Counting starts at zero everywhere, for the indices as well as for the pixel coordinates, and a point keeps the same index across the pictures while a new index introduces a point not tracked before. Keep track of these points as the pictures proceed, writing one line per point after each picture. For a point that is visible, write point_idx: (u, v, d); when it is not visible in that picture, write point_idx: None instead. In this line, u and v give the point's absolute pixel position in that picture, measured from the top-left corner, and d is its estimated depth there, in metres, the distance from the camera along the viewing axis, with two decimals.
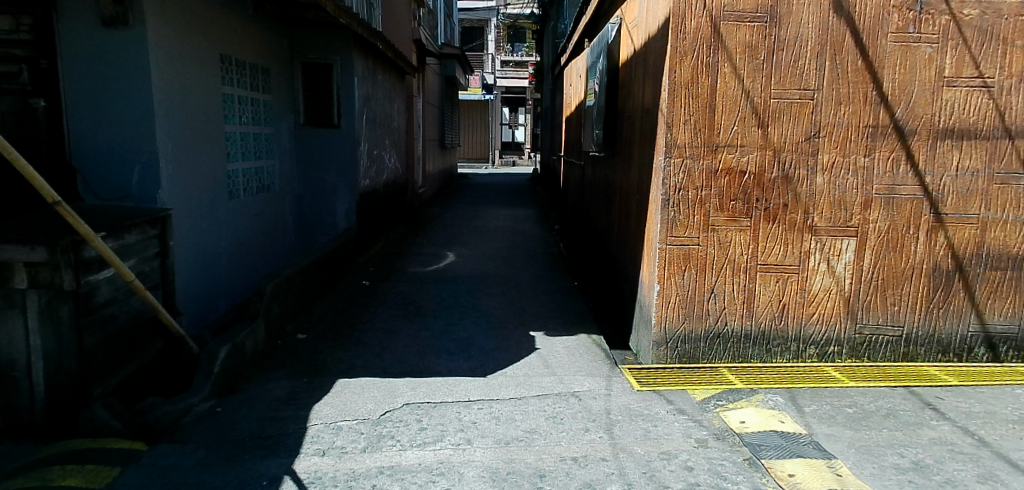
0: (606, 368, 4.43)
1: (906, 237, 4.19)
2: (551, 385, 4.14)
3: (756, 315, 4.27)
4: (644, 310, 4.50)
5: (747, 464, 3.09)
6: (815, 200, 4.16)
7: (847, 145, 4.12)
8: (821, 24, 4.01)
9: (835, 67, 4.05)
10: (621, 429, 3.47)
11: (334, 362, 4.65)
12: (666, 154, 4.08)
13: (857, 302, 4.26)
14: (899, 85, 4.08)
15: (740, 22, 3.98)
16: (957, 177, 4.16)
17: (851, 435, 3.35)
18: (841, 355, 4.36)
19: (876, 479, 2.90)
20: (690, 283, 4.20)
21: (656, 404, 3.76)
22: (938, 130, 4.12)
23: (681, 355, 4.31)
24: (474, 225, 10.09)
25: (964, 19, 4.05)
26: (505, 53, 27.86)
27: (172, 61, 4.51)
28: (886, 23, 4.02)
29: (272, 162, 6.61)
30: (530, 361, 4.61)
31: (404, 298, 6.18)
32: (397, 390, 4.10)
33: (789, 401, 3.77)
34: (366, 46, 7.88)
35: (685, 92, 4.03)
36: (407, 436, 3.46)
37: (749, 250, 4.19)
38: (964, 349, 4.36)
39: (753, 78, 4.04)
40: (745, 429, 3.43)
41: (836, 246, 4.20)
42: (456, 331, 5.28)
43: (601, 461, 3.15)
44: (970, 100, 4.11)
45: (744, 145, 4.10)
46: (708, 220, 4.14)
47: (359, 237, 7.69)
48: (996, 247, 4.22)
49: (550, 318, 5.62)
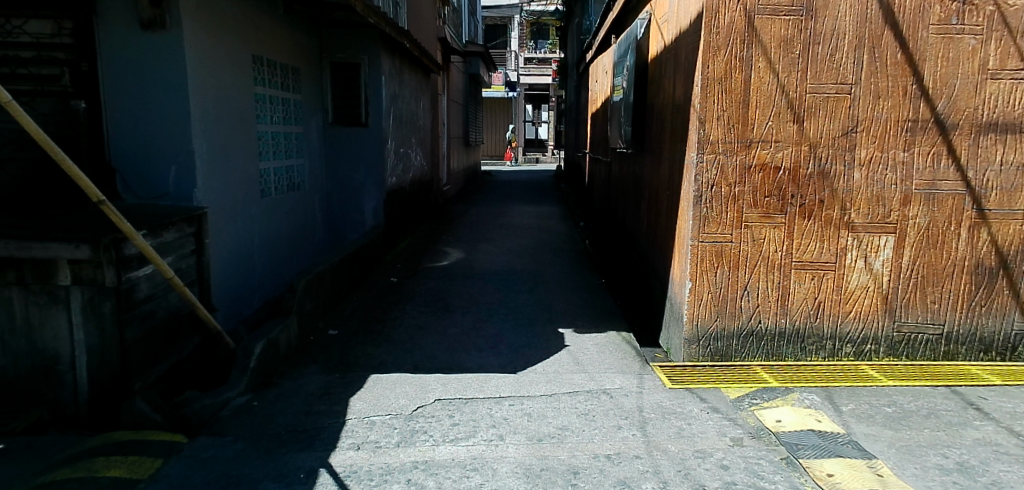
0: (637, 366, 4.42)
1: (947, 234, 4.12)
2: (582, 382, 4.14)
3: (791, 312, 4.23)
4: (675, 307, 4.50)
5: (784, 463, 3.06)
6: (852, 196, 4.10)
7: (886, 140, 4.05)
8: (858, 18, 3.95)
9: (873, 60, 3.99)
10: (654, 427, 3.46)
11: (366, 357, 4.70)
12: (698, 150, 4.06)
13: (894, 299, 4.19)
14: (940, 78, 3.99)
15: (775, 16, 3.94)
16: (1001, 172, 4.07)
17: (890, 435, 3.30)
18: (878, 354, 4.29)
19: (918, 480, 2.86)
20: (723, 280, 4.17)
21: (688, 402, 3.75)
22: (981, 125, 4.03)
23: (713, 352, 4.28)
24: (499, 222, 10.11)
25: (1009, 10, 3.95)
26: (529, 49, 27.82)
27: (207, 62, 4.59)
28: (928, 15, 3.94)
29: (302, 161, 6.69)
30: (560, 358, 4.61)
31: (432, 295, 6.21)
32: (429, 386, 4.14)
33: (826, 400, 3.73)
34: (393, 44, 7.93)
35: (719, 88, 4.00)
36: (441, 432, 3.49)
37: (783, 246, 4.15)
38: (1008, 348, 4.26)
39: (789, 72, 4.00)
40: (781, 428, 3.40)
41: (873, 243, 4.13)
42: (485, 328, 5.30)
43: (635, 459, 3.15)
44: (1015, 93, 4.01)
45: (779, 141, 4.06)
46: (741, 216, 4.12)
47: (387, 234, 7.76)
48: None
49: (579, 315, 5.61)
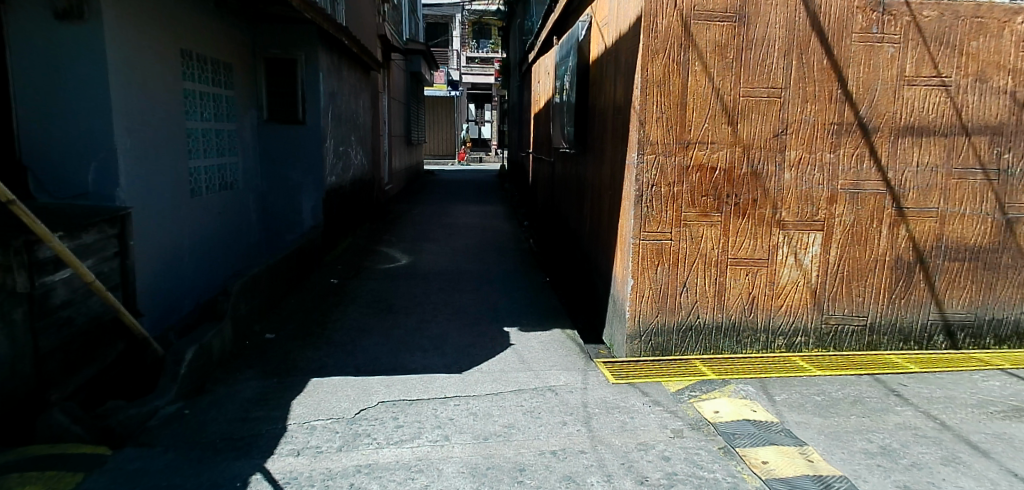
0: (581, 362, 4.47)
1: (870, 231, 4.36)
2: (527, 380, 4.16)
3: (727, 307, 4.37)
4: (617, 304, 4.59)
5: (723, 452, 3.16)
6: (783, 196, 4.28)
7: (813, 142, 4.25)
8: (787, 25, 4.13)
9: (802, 66, 4.18)
10: (598, 422, 3.51)
11: (306, 361, 4.57)
12: (639, 151, 4.15)
13: (822, 293, 4.41)
14: (863, 84, 4.22)
15: (710, 21, 4.07)
16: (917, 173, 4.33)
17: (820, 422, 3.47)
18: (808, 346, 4.50)
19: (846, 464, 3.01)
20: (663, 277, 4.28)
21: (631, 396, 3.82)
22: (899, 128, 4.29)
23: (654, 347, 4.39)
24: (443, 221, 10.03)
25: (923, 20, 4.21)
26: (471, 49, 27.78)
27: (130, 56, 4.35)
28: (851, 24, 4.16)
29: (235, 159, 6.43)
30: (506, 357, 4.61)
31: (374, 296, 6.10)
32: (371, 389, 4.06)
33: (760, 390, 3.88)
34: (331, 40, 7.74)
35: (658, 90, 4.11)
36: (384, 434, 3.42)
37: (720, 244, 4.29)
38: (925, 337, 4.54)
39: (723, 76, 4.14)
40: (719, 419, 3.51)
41: (802, 240, 4.33)
42: (430, 328, 5.24)
43: (580, 454, 3.18)
44: (929, 98, 4.28)
45: (715, 142, 4.20)
46: (680, 215, 4.24)
47: (326, 235, 7.57)
48: (954, 239, 4.40)
49: (523, 314, 5.63)
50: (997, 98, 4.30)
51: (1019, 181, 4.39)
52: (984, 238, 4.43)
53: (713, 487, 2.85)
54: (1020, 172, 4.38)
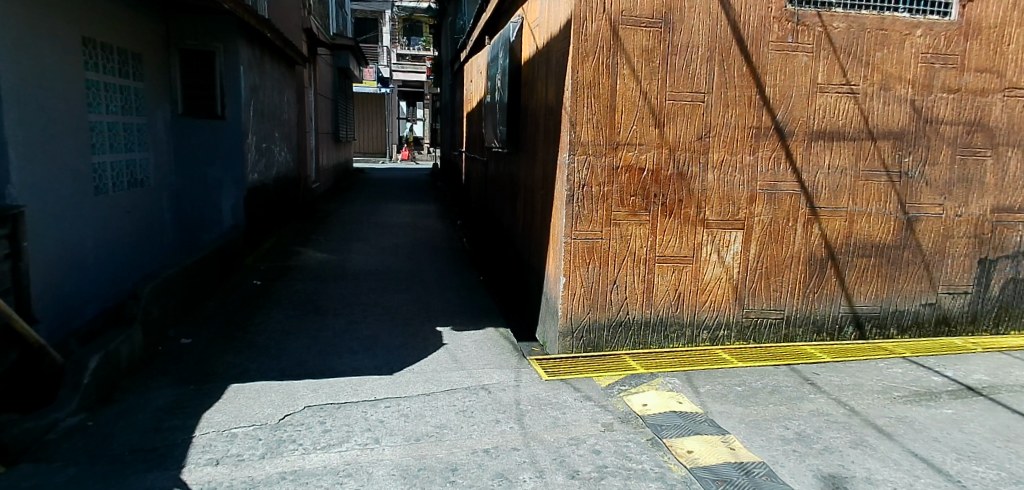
0: (514, 360, 4.49)
1: (786, 229, 4.60)
2: (460, 379, 4.13)
3: (655, 303, 4.51)
4: (549, 302, 4.64)
5: (650, 444, 3.25)
6: (707, 196, 4.46)
7: (735, 145, 4.45)
8: (710, 32, 4.30)
9: (724, 72, 4.36)
10: (531, 419, 3.53)
11: (226, 366, 4.36)
12: (570, 151, 4.22)
13: (743, 289, 4.62)
14: (779, 90, 4.46)
15: (638, 27, 4.19)
16: (829, 174, 4.62)
17: (741, 411, 3.63)
18: (730, 339, 4.70)
19: (764, 450, 3.16)
20: (594, 275, 4.37)
21: (563, 392, 3.87)
22: (812, 133, 4.55)
23: (585, 343, 4.47)
24: (372, 220, 9.84)
25: (834, 31, 4.48)
26: (401, 46, 27.39)
27: (22, 41, 4.01)
28: (768, 33, 4.39)
29: (146, 155, 6.05)
30: (438, 357, 4.57)
31: (300, 298, 5.90)
32: (297, 393, 3.92)
33: (686, 382, 4.02)
34: (253, 33, 7.42)
35: (588, 92, 4.19)
36: (311, 439, 3.31)
37: (648, 242, 4.42)
38: (835, 329, 4.84)
39: (650, 80, 4.27)
40: (647, 411, 3.61)
41: (725, 238, 4.52)
42: (359, 330, 5.12)
43: (513, 451, 3.19)
44: (839, 105, 4.56)
45: (643, 143, 4.32)
46: (610, 214, 4.34)
47: (247, 235, 7.25)
48: (861, 237, 4.72)
49: (455, 313, 5.60)
50: (898, 105, 4.64)
51: (918, 182, 4.75)
52: (887, 236, 4.76)
53: (641, 478, 2.93)
54: (919, 175, 4.74)
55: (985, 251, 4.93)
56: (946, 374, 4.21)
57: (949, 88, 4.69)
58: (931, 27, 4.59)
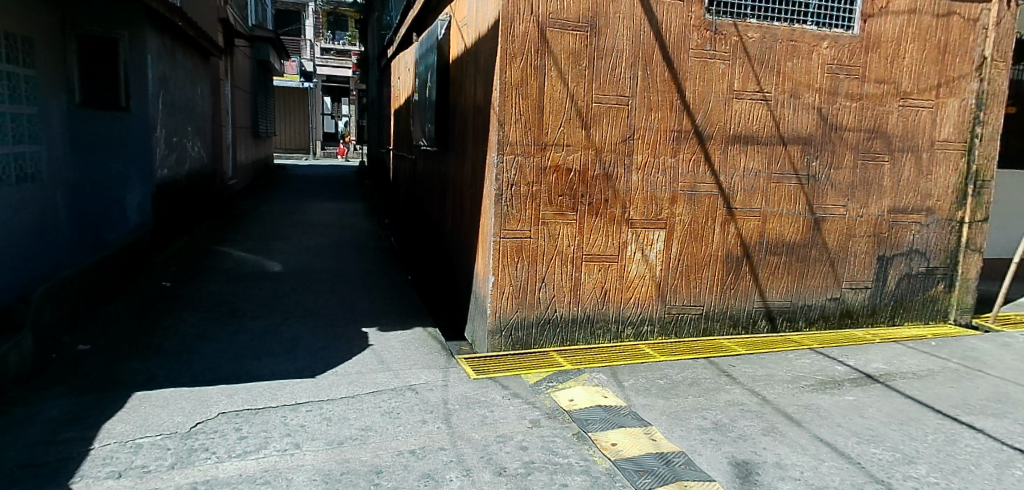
0: (442, 360, 4.45)
1: (705, 228, 4.80)
2: (386, 380, 4.05)
3: (582, 301, 4.59)
4: (478, 301, 4.64)
5: (576, 438, 3.30)
6: (632, 196, 4.59)
7: (657, 147, 4.60)
8: (633, 37, 4.43)
9: (647, 77, 4.50)
10: (458, 418, 3.51)
11: (131, 372, 4.09)
12: (499, 151, 4.24)
13: (665, 286, 4.78)
14: (698, 96, 4.65)
15: (564, 30, 4.26)
16: (744, 177, 4.85)
17: (662, 404, 3.75)
18: (653, 334, 4.85)
19: (684, 440, 3.28)
20: (522, 274, 4.40)
21: (491, 390, 3.87)
22: (729, 137, 4.77)
23: (514, 341, 4.49)
24: (294, 219, 9.51)
25: (748, 41, 4.72)
26: (326, 40, 26.64)
27: None
28: (688, 41, 4.56)
29: (38, 147, 5.56)
30: (363, 358, 4.46)
31: (215, 299, 5.62)
32: (211, 399, 3.72)
33: (611, 377, 4.12)
34: (162, 21, 7.02)
35: (516, 93, 4.22)
36: (225, 447, 3.15)
37: (575, 241, 4.49)
38: (750, 323, 5.09)
39: (577, 83, 4.35)
40: (574, 406, 3.66)
41: (648, 237, 4.66)
42: (280, 332, 4.93)
43: (439, 451, 3.16)
44: (753, 111, 4.80)
45: (570, 144, 4.39)
46: (538, 214, 4.38)
47: (156, 234, 6.84)
48: (773, 236, 4.99)
49: (382, 313, 5.49)
50: (806, 112, 4.94)
51: (824, 185, 5.07)
52: (796, 235, 5.05)
53: (567, 472, 2.97)
54: (825, 178, 5.06)
55: (883, 249, 5.31)
56: (849, 364, 4.51)
57: (851, 97, 5.03)
58: (835, 40, 4.91)
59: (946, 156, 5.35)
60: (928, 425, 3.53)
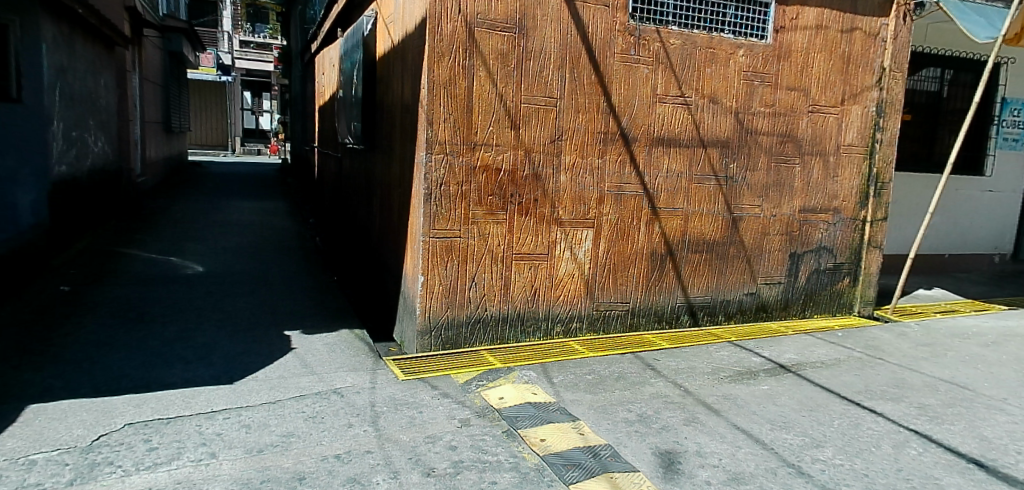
0: (369, 362, 4.35)
1: (631, 228, 4.92)
2: (309, 384, 3.92)
3: (512, 300, 4.61)
4: (407, 301, 4.57)
5: (505, 436, 3.30)
6: (560, 196, 4.64)
7: (584, 148, 4.67)
8: (560, 39, 4.48)
9: (574, 79, 4.57)
10: (385, 420, 3.44)
11: (24, 384, 3.77)
12: (427, 150, 4.19)
13: (593, 284, 4.86)
14: (624, 99, 4.76)
15: (492, 30, 4.26)
16: (667, 178, 5.00)
17: (590, 399, 3.81)
18: (581, 331, 4.92)
19: (611, 433, 3.34)
20: (452, 274, 4.37)
21: (420, 391, 3.81)
22: (653, 139, 4.91)
23: (444, 341, 4.45)
24: (210, 219, 9.07)
25: (670, 47, 4.87)
26: (245, 33, 25.59)
27: None
28: (613, 45, 4.66)
29: None
30: (285, 362, 4.30)
31: (122, 304, 5.27)
32: (116, 410, 3.49)
33: (540, 374, 4.14)
34: (59, 6, 6.53)
35: (444, 92, 4.19)
36: (132, 460, 2.96)
37: (505, 240, 4.50)
38: (673, 318, 5.26)
39: (506, 83, 4.36)
40: (503, 404, 3.67)
41: (576, 236, 4.73)
42: (194, 337, 4.68)
43: (366, 454, 3.08)
44: (675, 114, 4.96)
45: (499, 144, 4.39)
46: (467, 213, 4.36)
47: (53, 234, 6.35)
48: (695, 234, 5.17)
49: (306, 316, 5.32)
50: (725, 117, 5.15)
51: (741, 186, 5.30)
52: (716, 234, 5.26)
53: (496, 470, 2.96)
54: (742, 179, 5.30)
55: (795, 247, 5.61)
56: (764, 355, 4.73)
57: (765, 103, 5.28)
58: (751, 48, 5.14)
59: (850, 160, 5.71)
60: (835, 410, 3.75)
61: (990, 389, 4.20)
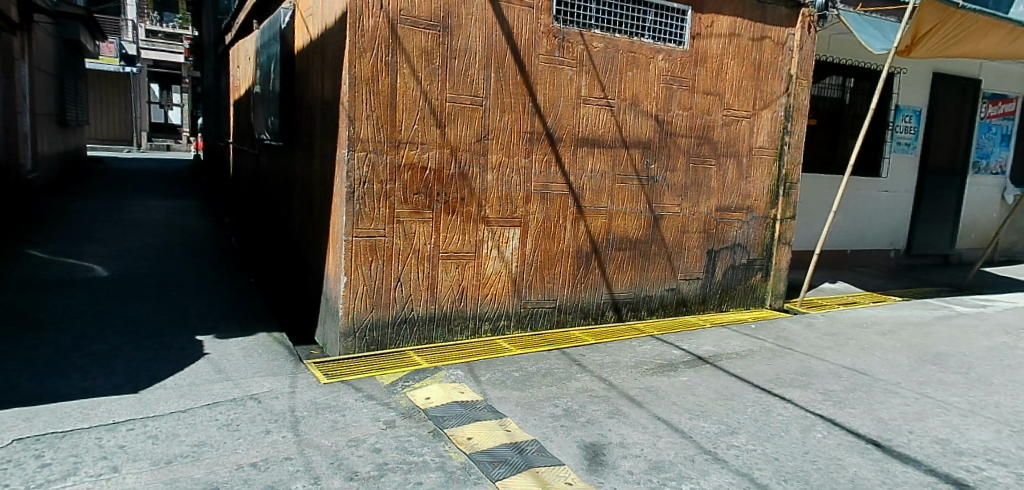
0: (289, 366, 4.19)
1: (558, 226, 4.98)
2: (224, 391, 3.74)
3: (439, 299, 4.56)
4: (330, 303, 4.44)
5: (431, 436, 3.27)
6: (487, 195, 4.64)
7: (510, 148, 4.69)
8: (485, 38, 4.48)
9: (499, 79, 4.58)
10: (306, 425, 3.32)
11: None
12: (349, 147, 4.09)
13: (521, 282, 4.89)
14: (549, 100, 4.81)
15: (416, 28, 4.21)
16: (591, 177, 5.10)
17: (517, 395, 3.82)
18: (509, 329, 4.93)
19: (537, 429, 3.37)
20: (376, 273, 4.28)
21: (343, 394, 3.71)
22: (578, 139, 4.99)
23: (369, 342, 4.36)
24: (114, 218, 8.49)
25: (593, 50, 4.97)
26: (151, 22, 24.00)
27: None
28: (538, 46, 4.71)
29: None
30: (198, 368, 4.09)
31: (9, 310, 4.84)
32: (3, 425, 3.20)
33: (468, 373, 4.12)
34: None
35: (367, 89, 4.10)
36: (21, 478, 2.72)
37: (431, 239, 4.45)
38: (598, 314, 5.36)
39: (431, 81, 4.31)
40: (429, 404, 3.62)
41: (504, 234, 4.74)
42: (95, 345, 4.37)
43: (285, 461, 2.97)
44: (598, 115, 5.06)
45: (424, 143, 4.34)
46: (393, 212, 4.29)
47: None
48: (619, 233, 5.30)
49: (220, 320, 5.07)
50: (645, 119, 5.30)
51: (661, 186, 5.47)
52: (639, 232, 5.40)
53: (421, 470, 2.92)
54: (662, 179, 5.47)
55: (712, 244, 5.85)
56: (684, 348, 4.90)
57: (683, 106, 5.47)
58: (669, 54, 5.31)
59: (761, 161, 6.01)
60: (749, 398, 3.93)
61: (885, 374, 4.52)
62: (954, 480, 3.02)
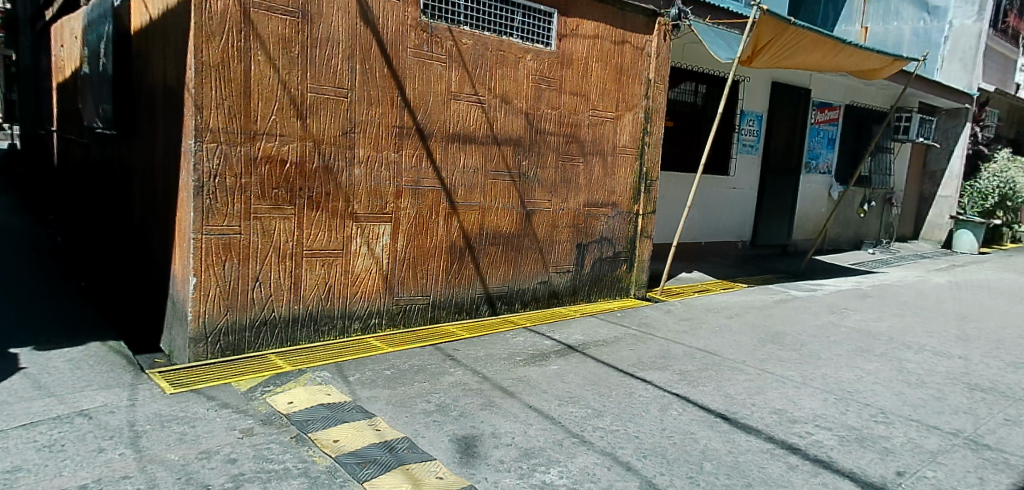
0: (128, 377, 3.80)
1: (430, 221, 4.93)
2: (45, 408, 3.31)
3: (304, 298, 4.35)
4: (178, 306, 4.08)
5: (294, 441, 3.10)
6: (354, 190, 4.48)
7: (379, 142, 4.57)
8: (349, 29, 4.33)
9: (365, 71, 4.44)
10: (148, 439, 3.02)
11: None
12: (197, 137, 3.78)
13: (392, 279, 4.78)
14: (418, 94, 4.74)
15: (271, 13, 3.97)
16: (463, 173, 5.09)
17: (388, 393, 3.73)
18: (380, 327, 4.80)
19: (408, 426, 3.30)
20: (231, 273, 4.00)
21: (194, 404, 3.42)
22: (449, 135, 4.96)
23: (223, 347, 4.06)
24: None
25: (463, 46, 4.96)
26: None
27: None
28: (405, 39, 4.62)
29: None
30: (11, 385, 3.58)
31: None
32: None
33: (335, 374, 3.96)
34: None
35: (216, 75, 3.81)
36: None
37: (294, 237, 4.23)
38: (472, 308, 5.37)
39: (290, 70, 4.09)
40: (292, 409, 3.43)
41: (373, 231, 4.62)
42: None
43: (121, 480, 2.68)
44: (469, 111, 5.07)
45: (283, 134, 4.11)
46: (249, 208, 4.02)
47: None
48: (492, 228, 5.34)
49: (43, 330, 4.49)
50: (515, 116, 5.38)
51: (532, 182, 5.59)
52: (511, 227, 5.48)
53: (282, 478, 2.76)
54: (534, 175, 5.59)
55: (580, 237, 6.06)
56: (555, 338, 5.04)
57: (551, 105, 5.62)
58: (537, 54, 5.43)
59: (625, 159, 6.32)
60: (613, 382, 4.11)
61: (733, 354, 4.92)
62: (789, 445, 3.34)
